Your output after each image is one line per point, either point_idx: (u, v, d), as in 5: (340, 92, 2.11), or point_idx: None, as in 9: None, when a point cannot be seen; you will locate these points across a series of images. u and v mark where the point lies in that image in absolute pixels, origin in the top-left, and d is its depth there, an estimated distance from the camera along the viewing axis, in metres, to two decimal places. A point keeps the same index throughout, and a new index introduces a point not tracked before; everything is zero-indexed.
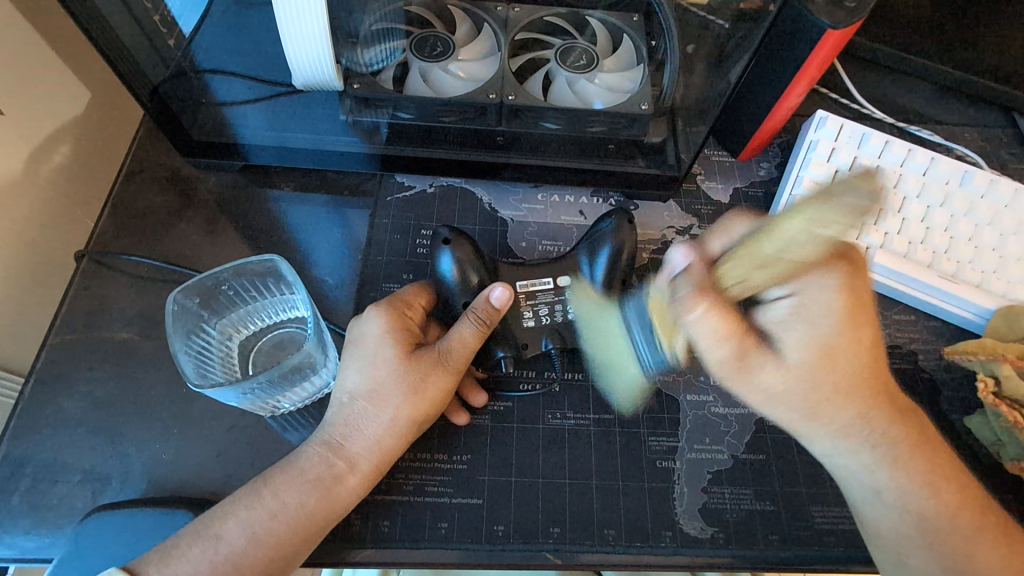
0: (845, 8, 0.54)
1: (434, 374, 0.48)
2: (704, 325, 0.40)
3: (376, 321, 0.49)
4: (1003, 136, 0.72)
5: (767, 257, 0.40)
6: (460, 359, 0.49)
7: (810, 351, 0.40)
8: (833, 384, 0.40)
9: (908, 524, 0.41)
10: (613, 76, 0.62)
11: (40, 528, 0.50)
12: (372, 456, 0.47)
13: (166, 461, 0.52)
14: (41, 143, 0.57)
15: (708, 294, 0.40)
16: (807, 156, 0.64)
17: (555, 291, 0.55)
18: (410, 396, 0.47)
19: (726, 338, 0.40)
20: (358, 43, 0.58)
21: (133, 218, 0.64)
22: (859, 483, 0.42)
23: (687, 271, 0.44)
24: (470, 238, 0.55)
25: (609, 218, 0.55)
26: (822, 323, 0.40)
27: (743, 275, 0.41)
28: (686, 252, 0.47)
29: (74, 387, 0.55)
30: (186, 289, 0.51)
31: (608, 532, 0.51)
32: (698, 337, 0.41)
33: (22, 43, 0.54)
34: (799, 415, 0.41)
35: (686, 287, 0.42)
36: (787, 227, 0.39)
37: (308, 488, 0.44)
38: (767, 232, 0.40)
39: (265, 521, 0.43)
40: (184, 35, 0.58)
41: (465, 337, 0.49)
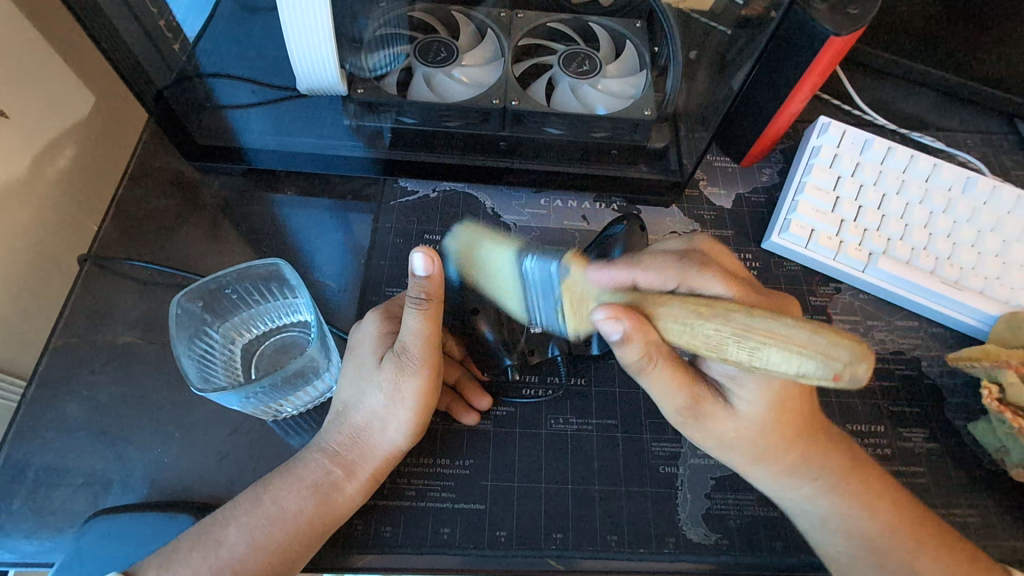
0: (848, 15, 0.55)
1: (405, 378, 0.46)
2: (658, 380, 0.42)
3: (368, 328, 0.49)
4: (1005, 142, 0.73)
5: (719, 348, 0.33)
6: (426, 354, 0.45)
7: (760, 409, 0.42)
8: (777, 437, 0.44)
9: (855, 546, 0.45)
10: (617, 82, 0.62)
11: (40, 532, 0.50)
12: (369, 464, 0.47)
13: (168, 465, 0.52)
14: (45, 147, 0.57)
15: (659, 355, 0.40)
16: (810, 162, 0.64)
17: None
18: (389, 403, 0.46)
19: (676, 390, 0.43)
20: (363, 48, 0.59)
21: (136, 221, 0.64)
22: (804, 513, 0.46)
23: (626, 335, 0.38)
24: (481, 240, 0.54)
25: (619, 224, 0.56)
26: (777, 389, 0.41)
27: (687, 344, 0.36)
28: (612, 313, 0.39)
29: (76, 391, 0.55)
30: (190, 293, 0.51)
31: (610, 538, 0.51)
32: (658, 388, 0.43)
33: (28, 47, 0.54)
34: (750, 459, 0.45)
35: (633, 355, 0.40)
36: (770, 352, 0.31)
37: (307, 494, 0.44)
38: (724, 325, 0.32)
39: (266, 526, 0.43)
40: (189, 41, 0.58)
41: (417, 328, 0.44)
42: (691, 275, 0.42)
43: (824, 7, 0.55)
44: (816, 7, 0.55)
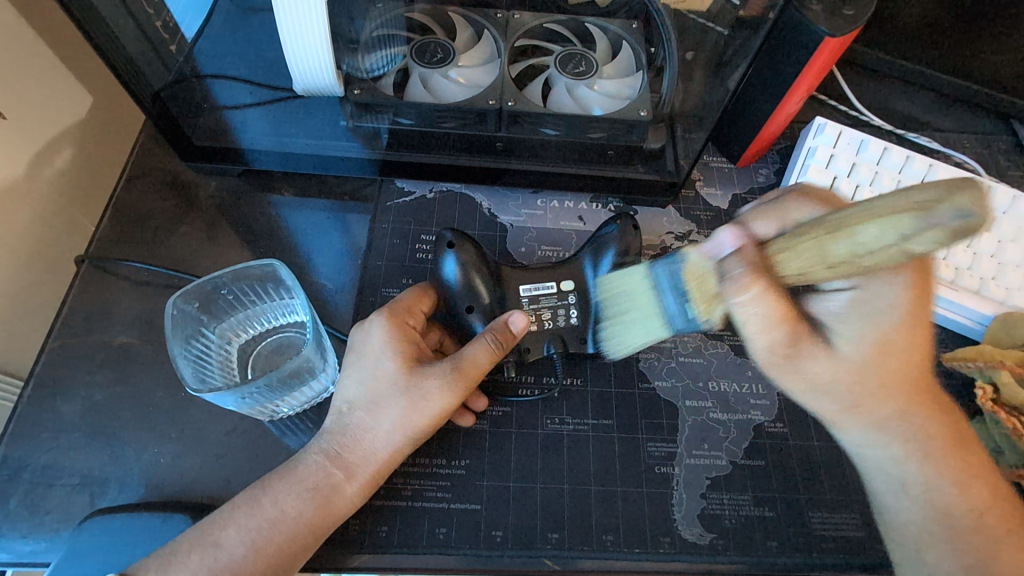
0: (843, 16, 0.55)
1: (436, 393, 0.47)
2: (752, 304, 0.40)
3: (380, 332, 0.49)
4: (1001, 143, 0.73)
5: (819, 254, 0.36)
6: (467, 376, 0.48)
7: (867, 346, 0.41)
8: (882, 383, 0.42)
9: (929, 520, 0.41)
10: (613, 83, 0.62)
11: (37, 532, 0.50)
12: (369, 467, 0.47)
13: (165, 466, 0.52)
14: (43, 149, 0.58)
15: (762, 275, 0.39)
16: (806, 163, 0.65)
17: (557, 296, 0.55)
18: (411, 411, 0.47)
19: (779, 324, 0.41)
20: (359, 49, 0.59)
21: (133, 222, 0.64)
22: (886, 475, 0.43)
23: (741, 250, 0.42)
24: (473, 241, 0.55)
25: (614, 223, 0.55)
26: (884, 322, 0.41)
27: (799, 270, 0.38)
28: (732, 233, 0.44)
29: (73, 391, 0.55)
30: (186, 294, 0.51)
31: (607, 538, 0.51)
32: (750, 320, 0.41)
33: (25, 49, 0.55)
34: (842, 406, 0.43)
35: (739, 267, 0.41)
36: (866, 229, 0.33)
37: (306, 496, 0.44)
38: (824, 232, 0.36)
39: (265, 529, 0.43)
40: (187, 40, 0.59)
41: (473, 356, 0.49)
42: (789, 214, 0.42)
43: (819, 9, 0.55)
44: (811, 8, 0.55)
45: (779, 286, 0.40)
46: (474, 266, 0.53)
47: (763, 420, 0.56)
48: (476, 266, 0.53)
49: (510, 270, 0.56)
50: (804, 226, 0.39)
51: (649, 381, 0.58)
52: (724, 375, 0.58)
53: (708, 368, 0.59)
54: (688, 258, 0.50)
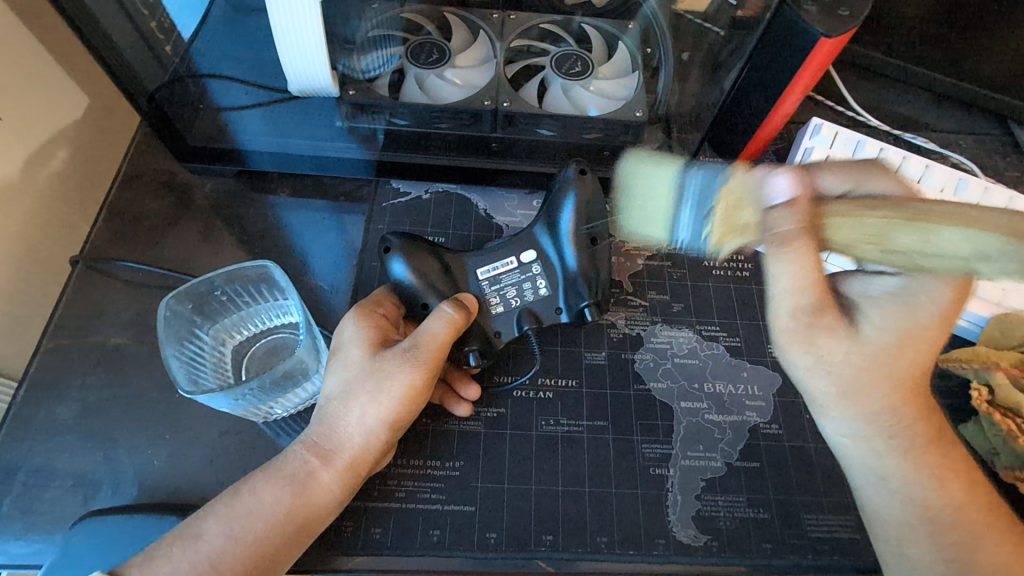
0: (839, 16, 0.54)
1: (399, 371, 0.46)
2: (792, 262, 0.36)
3: (352, 325, 0.50)
4: (999, 144, 0.73)
5: (880, 236, 0.31)
6: (432, 354, 0.47)
7: (889, 333, 0.38)
8: (888, 374, 0.39)
9: (909, 513, 0.40)
10: (608, 83, 0.62)
11: (30, 533, 0.50)
12: (345, 455, 0.46)
13: (158, 467, 0.52)
14: (38, 149, 0.58)
15: (810, 239, 0.34)
16: (802, 163, 0.65)
17: (518, 270, 0.55)
18: (380, 393, 0.46)
19: (803, 287, 0.38)
20: (354, 49, 0.59)
21: (127, 223, 0.64)
22: (866, 467, 0.42)
23: (795, 202, 0.35)
24: (419, 241, 0.55)
25: (569, 172, 0.54)
26: (915, 309, 0.36)
27: (846, 242, 0.32)
28: (791, 179, 0.36)
29: (67, 392, 0.55)
30: (179, 295, 0.51)
31: (600, 539, 0.51)
32: (783, 278, 0.37)
33: (21, 49, 0.55)
34: (840, 391, 0.40)
35: (785, 226, 0.35)
36: (946, 233, 0.30)
37: (284, 484, 0.44)
38: (899, 213, 0.31)
39: (242, 519, 0.42)
40: (183, 40, 0.59)
41: (437, 333, 0.48)
42: (865, 177, 0.36)
43: (815, 10, 0.55)
44: (806, 8, 0.54)
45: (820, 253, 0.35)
46: (423, 260, 0.53)
47: (757, 422, 0.56)
48: (428, 265, 0.53)
49: (463, 255, 0.55)
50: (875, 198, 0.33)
51: (643, 383, 0.58)
52: (719, 376, 0.58)
53: (703, 369, 0.59)
54: (733, 233, 0.44)
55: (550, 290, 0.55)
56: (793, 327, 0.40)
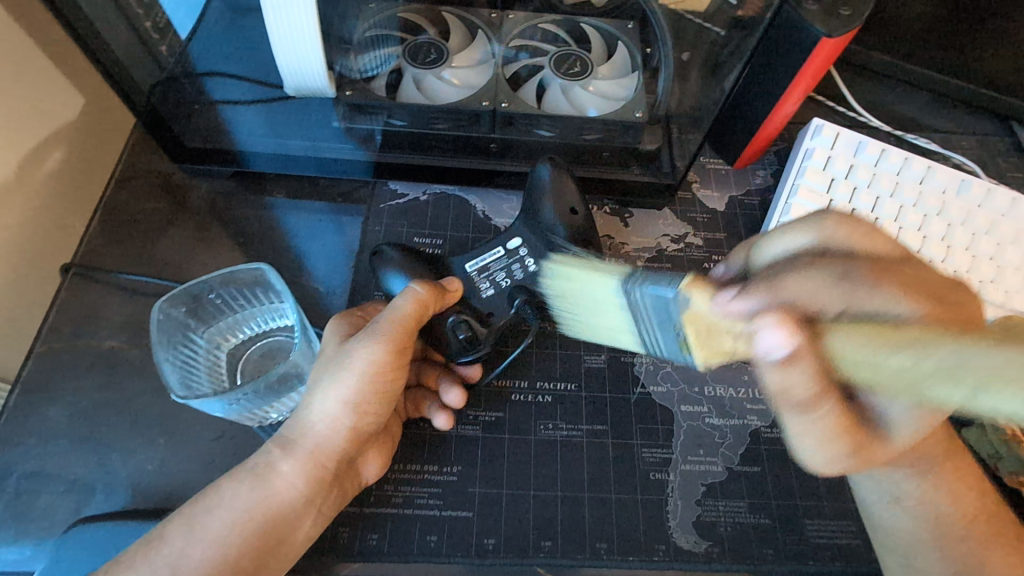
0: (840, 16, 0.54)
1: (361, 345, 0.46)
2: (808, 423, 0.35)
3: (329, 326, 0.51)
4: (1001, 145, 0.72)
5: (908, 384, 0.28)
6: (393, 329, 0.47)
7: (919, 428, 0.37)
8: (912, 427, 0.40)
9: (920, 530, 0.43)
10: (607, 84, 0.62)
11: (22, 539, 0.49)
12: (310, 444, 0.45)
13: (152, 471, 0.52)
14: (33, 149, 0.57)
15: (832, 394, 0.33)
16: (803, 164, 0.64)
17: (507, 255, 0.55)
18: (341, 373, 0.46)
19: (834, 439, 0.36)
20: (351, 50, 0.58)
21: (122, 225, 0.63)
22: (875, 490, 0.45)
23: (794, 356, 0.31)
24: (408, 251, 0.56)
25: (545, 167, 0.57)
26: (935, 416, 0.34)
27: (861, 377, 0.30)
28: (784, 330, 0.32)
29: (60, 396, 0.54)
30: (172, 297, 0.51)
31: (600, 546, 0.50)
32: (806, 435, 0.36)
33: (15, 49, 0.54)
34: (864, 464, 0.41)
35: (800, 391, 0.33)
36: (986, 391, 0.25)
37: (245, 479, 0.43)
38: (923, 354, 0.27)
39: (203, 515, 0.42)
40: (178, 40, 0.58)
41: (403, 308, 0.47)
42: (858, 295, 0.33)
43: (816, 8, 0.54)
44: (807, 8, 0.54)
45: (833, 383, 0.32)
46: (414, 264, 0.55)
47: (759, 425, 0.55)
48: (419, 271, 0.54)
49: (453, 258, 0.57)
50: (875, 328, 0.31)
51: (644, 387, 0.57)
52: (720, 380, 0.58)
53: (704, 372, 0.58)
54: (688, 297, 0.41)
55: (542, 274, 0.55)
56: (829, 464, 0.38)
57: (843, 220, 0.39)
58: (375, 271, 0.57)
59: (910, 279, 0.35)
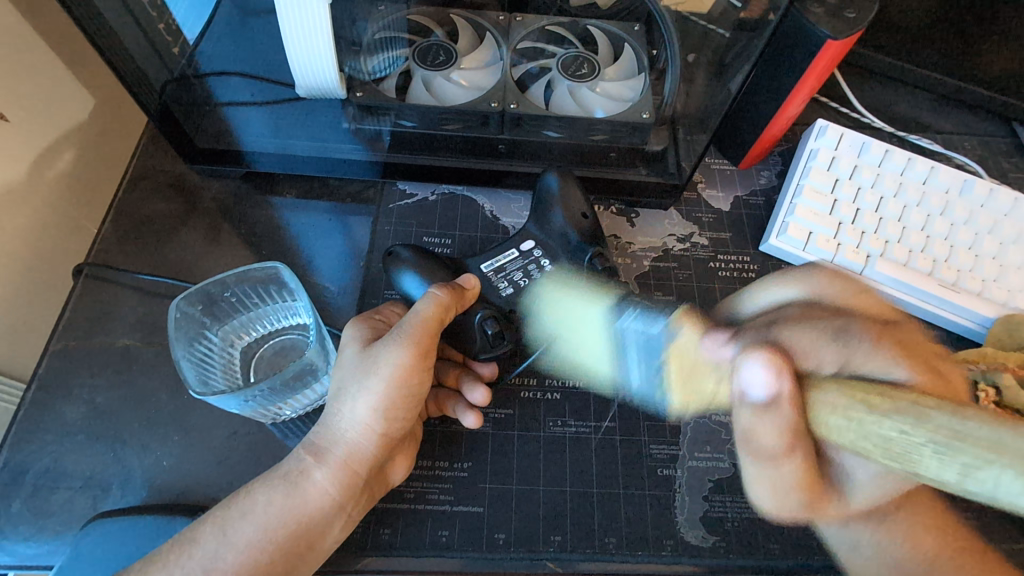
0: (846, 19, 0.55)
1: (387, 350, 0.46)
2: (760, 418, 0.36)
3: (348, 328, 0.51)
4: (1003, 145, 0.73)
5: (907, 455, 0.28)
6: (416, 332, 0.47)
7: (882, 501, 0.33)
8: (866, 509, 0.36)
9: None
10: (614, 85, 0.62)
11: (39, 534, 0.50)
12: (341, 451, 0.46)
13: (166, 468, 0.52)
14: (44, 151, 0.58)
15: (802, 444, 0.34)
16: (808, 164, 0.64)
17: (520, 257, 0.56)
18: (368, 378, 0.46)
19: (794, 489, 0.36)
20: (361, 51, 0.59)
21: (135, 225, 0.64)
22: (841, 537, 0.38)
23: (776, 395, 0.35)
24: (426, 253, 0.56)
25: (551, 173, 0.58)
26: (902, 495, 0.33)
27: (849, 440, 0.30)
28: (769, 368, 0.35)
29: (75, 394, 0.55)
30: (189, 296, 0.52)
31: (608, 541, 0.51)
32: (775, 478, 0.37)
33: (27, 51, 0.55)
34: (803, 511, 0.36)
35: (775, 428, 0.35)
36: (889, 420, 0.29)
37: (276, 485, 0.44)
38: (907, 417, 0.29)
39: (235, 521, 0.42)
40: (189, 43, 0.59)
41: (424, 312, 0.48)
42: (824, 343, 0.35)
43: (820, 11, 0.55)
44: (812, 10, 0.55)
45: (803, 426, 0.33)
46: (430, 265, 0.55)
47: None
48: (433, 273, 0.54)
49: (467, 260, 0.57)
50: (862, 389, 0.31)
51: None
52: None
53: None
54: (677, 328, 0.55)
55: (553, 266, 0.56)
56: (784, 508, 0.38)
57: (832, 279, 0.46)
58: (388, 272, 0.57)
59: (903, 343, 0.35)
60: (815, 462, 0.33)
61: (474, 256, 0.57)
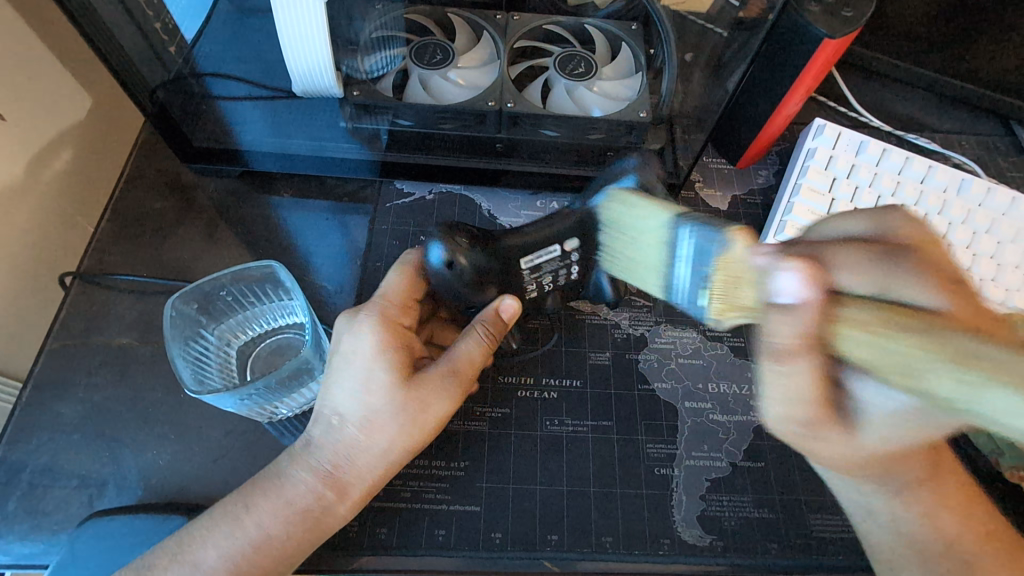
0: (842, 17, 0.55)
1: (434, 402, 0.46)
2: (790, 376, 0.33)
3: (368, 338, 0.46)
4: (1001, 145, 0.72)
5: (902, 372, 0.26)
6: (388, 304, 0.49)
7: (893, 441, 0.34)
8: (877, 462, 0.37)
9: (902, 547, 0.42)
10: (611, 84, 0.62)
11: (34, 533, 0.50)
12: (362, 483, 0.45)
13: (163, 467, 0.52)
14: (42, 150, 0.58)
15: (814, 353, 0.31)
16: (805, 164, 0.64)
17: (560, 258, 0.50)
18: (408, 426, 0.45)
19: (804, 401, 0.34)
20: (358, 51, 0.59)
21: (132, 224, 0.64)
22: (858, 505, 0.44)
23: (802, 307, 0.32)
24: (466, 226, 0.48)
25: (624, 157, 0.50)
26: (925, 429, 0.31)
27: (861, 359, 0.29)
28: (803, 277, 0.33)
29: (71, 393, 0.55)
30: (185, 294, 0.52)
31: (606, 540, 0.50)
32: (776, 386, 0.34)
33: (25, 51, 0.55)
34: (809, 429, 0.35)
35: (787, 333, 0.32)
36: (942, 369, 0.25)
37: (294, 517, 0.43)
38: (920, 339, 0.26)
39: (247, 551, 0.42)
40: (186, 42, 0.59)
41: (467, 352, 0.48)
42: (864, 266, 0.33)
43: (818, 10, 0.55)
44: (811, 10, 0.55)
45: (819, 346, 0.31)
46: (469, 257, 0.46)
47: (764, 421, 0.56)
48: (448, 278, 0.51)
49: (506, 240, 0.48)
50: (887, 308, 0.29)
51: (648, 383, 0.58)
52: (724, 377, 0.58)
53: (708, 369, 0.59)
54: (730, 247, 0.39)
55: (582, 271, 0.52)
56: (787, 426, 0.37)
57: (904, 222, 0.38)
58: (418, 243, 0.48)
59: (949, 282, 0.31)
60: (827, 373, 0.31)
61: (511, 237, 0.48)
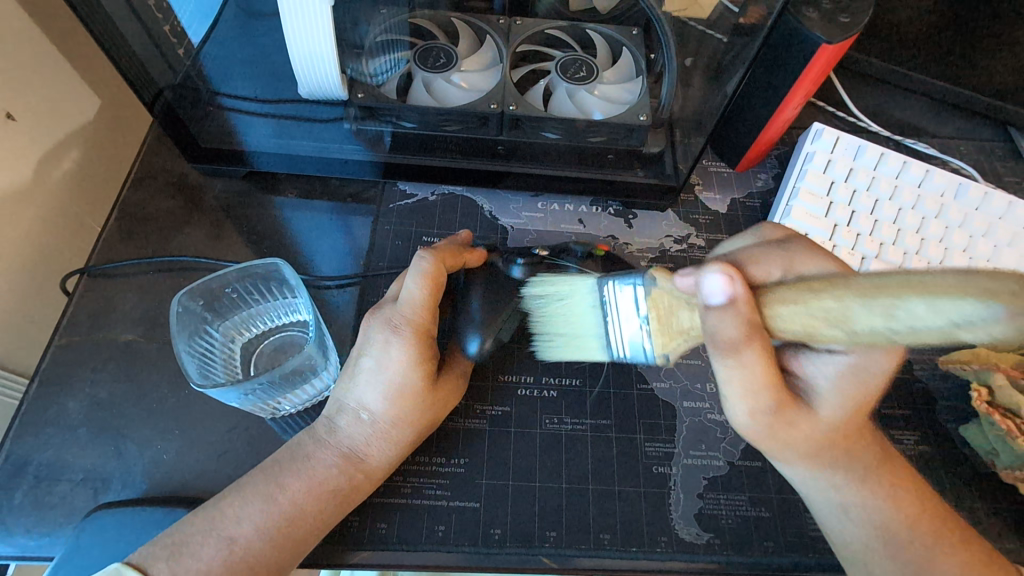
0: (839, 24, 0.56)
1: (451, 394, 0.51)
2: (741, 368, 0.37)
3: (399, 351, 0.47)
4: (998, 150, 0.73)
5: (843, 318, 0.31)
6: (420, 322, 0.48)
7: (842, 408, 0.40)
8: (840, 439, 0.42)
9: (875, 541, 0.43)
10: (611, 87, 0.63)
11: (39, 526, 0.50)
12: (384, 469, 0.48)
13: (167, 462, 0.53)
14: (51, 150, 0.59)
15: (758, 336, 0.36)
16: (804, 167, 0.65)
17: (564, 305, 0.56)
18: (432, 416, 0.50)
19: (759, 387, 0.38)
20: (363, 53, 0.60)
21: (138, 222, 0.65)
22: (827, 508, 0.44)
23: (734, 305, 0.36)
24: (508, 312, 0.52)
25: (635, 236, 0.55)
26: (867, 377, 0.39)
27: (804, 326, 0.34)
28: (727, 278, 0.37)
29: (76, 388, 0.56)
30: (191, 291, 0.52)
31: (603, 536, 0.51)
32: (733, 381, 0.38)
33: (35, 52, 0.56)
34: (771, 415, 0.39)
35: (726, 333, 0.36)
36: (909, 304, 0.28)
37: (326, 497, 0.45)
38: (852, 289, 0.31)
39: (280, 521, 0.42)
40: (194, 45, 0.59)
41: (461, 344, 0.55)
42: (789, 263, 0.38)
43: (816, 17, 0.56)
44: (809, 17, 0.56)
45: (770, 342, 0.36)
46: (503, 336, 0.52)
47: None
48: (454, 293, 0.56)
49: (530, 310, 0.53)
50: (813, 280, 0.34)
51: (647, 383, 0.58)
52: None
53: (707, 369, 0.59)
54: (654, 283, 0.43)
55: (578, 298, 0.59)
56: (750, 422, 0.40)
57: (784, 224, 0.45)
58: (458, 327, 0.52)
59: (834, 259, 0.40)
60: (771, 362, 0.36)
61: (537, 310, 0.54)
